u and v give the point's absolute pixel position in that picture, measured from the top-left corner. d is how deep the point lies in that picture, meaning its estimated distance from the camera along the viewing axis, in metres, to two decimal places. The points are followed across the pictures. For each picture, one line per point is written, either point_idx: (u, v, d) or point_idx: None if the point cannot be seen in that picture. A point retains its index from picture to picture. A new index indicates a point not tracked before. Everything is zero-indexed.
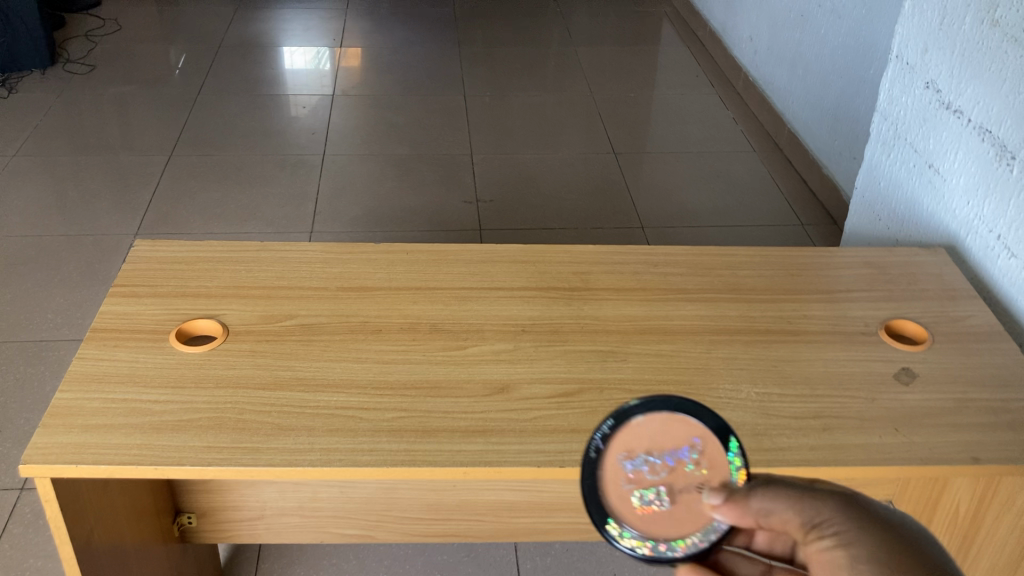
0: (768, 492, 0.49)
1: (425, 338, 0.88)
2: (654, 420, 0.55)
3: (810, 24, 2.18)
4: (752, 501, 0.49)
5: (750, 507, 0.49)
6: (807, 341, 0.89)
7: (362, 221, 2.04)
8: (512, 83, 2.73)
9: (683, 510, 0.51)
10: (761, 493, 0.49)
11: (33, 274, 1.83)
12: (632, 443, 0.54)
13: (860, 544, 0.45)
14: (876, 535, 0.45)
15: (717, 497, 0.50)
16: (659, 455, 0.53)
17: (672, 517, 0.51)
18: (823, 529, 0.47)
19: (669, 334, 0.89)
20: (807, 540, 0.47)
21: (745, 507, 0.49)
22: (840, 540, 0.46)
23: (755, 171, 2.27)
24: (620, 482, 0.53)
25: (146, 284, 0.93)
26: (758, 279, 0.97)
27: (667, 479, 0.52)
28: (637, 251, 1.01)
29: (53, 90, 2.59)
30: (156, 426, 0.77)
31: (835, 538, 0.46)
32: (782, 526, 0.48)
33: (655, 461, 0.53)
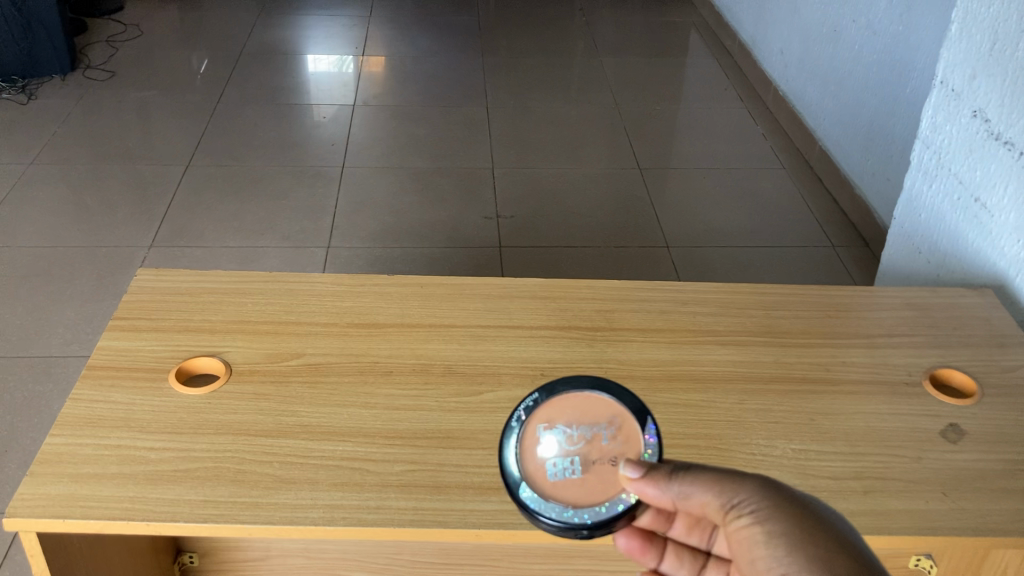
0: (689, 474, 0.54)
1: (438, 381, 0.83)
2: (575, 393, 0.64)
3: (844, 39, 2.12)
4: (674, 483, 0.54)
5: (672, 489, 0.54)
6: (847, 392, 0.83)
7: (380, 237, 1.99)
8: (536, 95, 2.68)
9: (594, 479, 0.58)
10: (681, 475, 0.54)
11: (43, 288, 1.80)
12: (552, 417, 0.62)
13: (774, 522, 0.53)
14: (786, 515, 0.53)
15: (636, 472, 0.55)
16: (577, 427, 0.61)
17: (585, 485, 0.58)
18: (740, 508, 0.53)
19: (698, 382, 0.84)
20: (725, 519, 0.54)
21: (667, 487, 0.54)
22: (756, 517, 0.53)
23: (784, 190, 2.21)
24: (540, 451, 0.61)
25: (147, 317, 0.88)
26: (794, 321, 0.92)
27: (583, 449, 0.60)
28: (665, 288, 0.96)
29: (73, 97, 2.56)
30: (150, 477, 0.72)
31: (753, 517, 0.53)
32: (702, 509, 0.54)
33: (573, 433, 0.61)
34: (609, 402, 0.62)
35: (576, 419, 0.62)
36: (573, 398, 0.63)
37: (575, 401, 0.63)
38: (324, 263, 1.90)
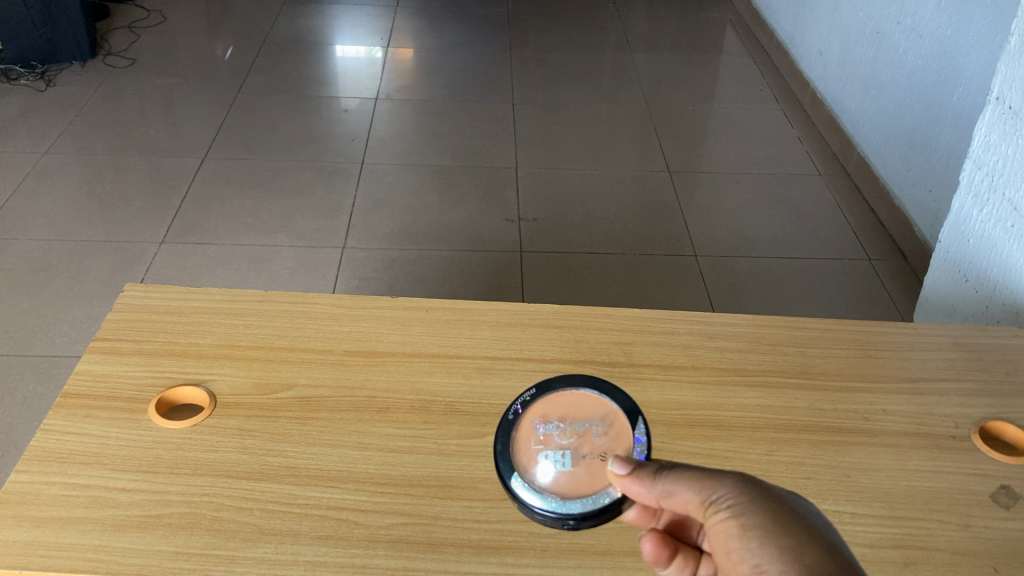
0: (673, 473, 0.55)
1: (437, 420, 0.76)
2: (569, 391, 0.70)
3: (887, 42, 2.02)
4: (657, 480, 0.56)
5: (655, 487, 0.56)
6: (887, 445, 0.76)
7: (398, 239, 1.93)
8: (565, 91, 2.60)
9: (583, 471, 0.64)
10: (666, 474, 0.56)
11: (51, 283, 1.76)
12: (546, 413, 0.69)
13: (750, 516, 0.52)
14: (763, 511, 0.52)
15: (624, 469, 0.57)
16: (569, 424, 0.68)
17: (574, 476, 0.64)
18: (719, 504, 0.53)
19: (723, 428, 0.76)
20: (705, 517, 0.53)
21: (651, 485, 0.56)
22: (734, 511, 0.52)
23: (819, 198, 2.12)
24: (536, 444, 0.67)
25: (130, 338, 0.82)
26: (830, 361, 0.84)
27: (573, 442, 0.66)
28: (689, 319, 0.88)
29: (92, 84, 2.52)
30: (118, 524, 0.66)
31: (730, 511, 0.52)
32: (685, 507, 0.55)
33: (565, 428, 0.67)
34: (602, 402, 0.69)
35: (568, 417, 0.68)
36: (566, 397, 0.70)
37: (567, 398, 0.70)
38: (339, 264, 1.84)
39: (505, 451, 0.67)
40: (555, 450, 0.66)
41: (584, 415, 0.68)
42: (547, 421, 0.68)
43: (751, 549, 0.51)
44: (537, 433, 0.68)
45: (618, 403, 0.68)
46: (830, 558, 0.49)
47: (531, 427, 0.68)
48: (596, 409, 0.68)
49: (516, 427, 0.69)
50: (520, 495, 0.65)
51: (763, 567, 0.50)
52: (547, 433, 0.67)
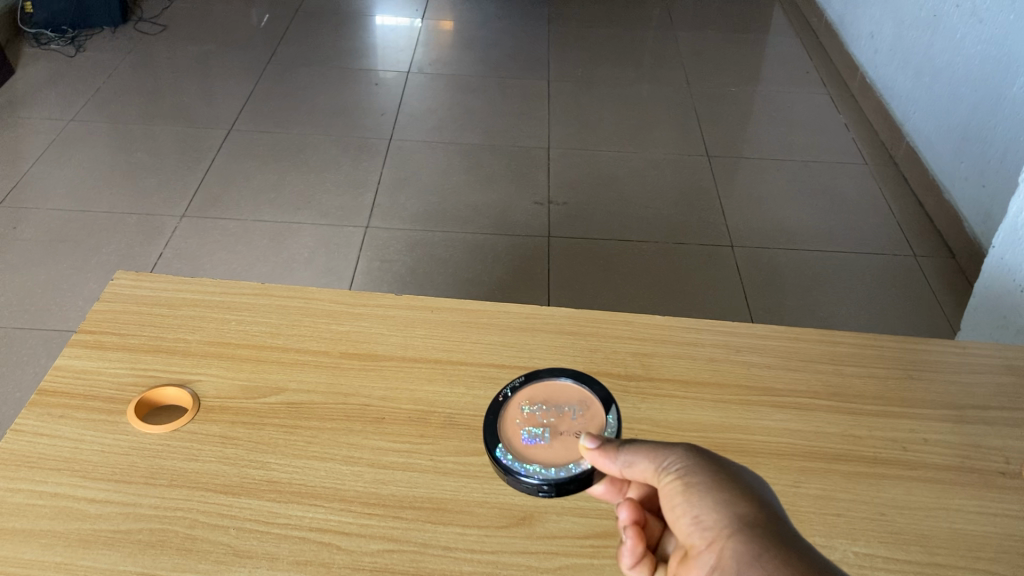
0: (632, 444, 0.57)
1: (435, 434, 0.70)
2: (556, 379, 0.69)
3: (944, 25, 1.91)
4: (618, 451, 0.57)
5: (618, 457, 0.57)
6: (928, 480, 0.69)
7: (423, 219, 1.87)
8: (603, 69, 2.52)
9: (560, 446, 0.63)
10: (627, 446, 0.57)
11: (69, 255, 1.73)
12: (532, 396, 0.68)
13: (696, 475, 0.53)
14: (709, 471, 0.53)
15: (592, 441, 0.58)
16: (551, 406, 0.67)
17: (551, 449, 0.63)
18: (668, 468, 0.54)
19: (746, 453, 0.70)
20: (657, 481, 0.55)
21: (615, 457, 0.57)
22: (682, 472, 0.54)
23: (865, 189, 2.03)
24: (518, 421, 0.66)
25: (116, 332, 0.78)
26: (868, 383, 0.77)
27: (552, 421, 0.65)
28: (715, 328, 0.82)
29: (122, 51, 2.48)
30: (83, 539, 0.61)
31: (680, 473, 0.54)
32: (641, 475, 0.56)
33: (548, 409, 0.66)
34: (583, 390, 0.68)
35: (550, 401, 0.67)
36: (552, 384, 0.69)
37: (552, 386, 0.69)
38: (361, 244, 1.79)
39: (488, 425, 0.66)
40: (535, 426, 0.65)
41: (566, 401, 0.67)
42: (531, 402, 0.67)
43: (692, 503, 0.52)
44: (520, 412, 0.67)
45: (595, 392, 0.67)
46: (765, 511, 0.51)
47: (516, 408, 0.67)
48: (578, 396, 0.68)
49: (503, 406, 0.68)
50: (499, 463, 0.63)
51: (702, 519, 0.51)
52: (529, 412, 0.66)
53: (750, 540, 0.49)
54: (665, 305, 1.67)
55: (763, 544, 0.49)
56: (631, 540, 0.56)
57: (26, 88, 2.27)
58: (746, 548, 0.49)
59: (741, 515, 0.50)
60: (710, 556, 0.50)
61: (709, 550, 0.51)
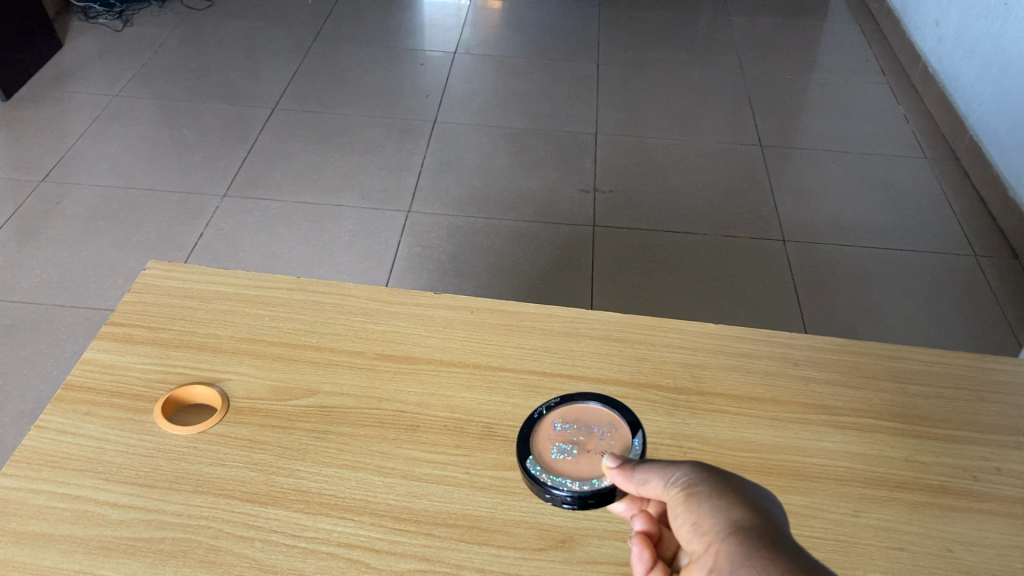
0: (648, 462, 0.54)
1: (472, 446, 0.67)
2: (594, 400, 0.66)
3: (1016, 14, 1.82)
4: (633, 469, 0.54)
5: (632, 476, 0.54)
6: (998, 514, 0.64)
7: (465, 205, 1.83)
8: (654, 53, 2.45)
9: (586, 463, 0.60)
10: (642, 464, 0.54)
11: (110, 232, 1.72)
12: (566, 414, 0.65)
13: (700, 484, 0.50)
14: (714, 480, 0.50)
15: (614, 461, 0.56)
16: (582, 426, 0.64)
17: (578, 464, 0.60)
18: (675, 480, 0.51)
19: (801, 478, 0.65)
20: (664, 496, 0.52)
21: (630, 475, 0.54)
22: (686, 483, 0.50)
23: (924, 184, 1.95)
24: (548, 435, 0.64)
25: (146, 325, 0.75)
26: (935, 404, 0.72)
27: (580, 439, 0.62)
28: (770, 340, 0.77)
29: (169, 26, 2.47)
30: (103, 546, 0.59)
31: (683, 483, 0.50)
32: (652, 493, 0.53)
33: (579, 428, 0.64)
34: (614, 413, 0.65)
35: (582, 420, 0.65)
36: (590, 405, 0.66)
37: (590, 407, 0.66)
38: (402, 229, 1.76)
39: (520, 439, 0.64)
40: (566, 442, 0.63)
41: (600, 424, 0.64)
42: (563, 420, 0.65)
43: (692, 510, 0.49)
44: (552, 428, 0.64)
45: (627, 413, 0.64)
46: (768, 519, 0.47)
47: (549, 425, 0.65)
48: (612, 419, 0.64)
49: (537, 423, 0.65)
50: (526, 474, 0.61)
51: (700, 525, 0.48)
52: (561, 429, 0.64)
53: (745, 544, 0.45)
54: (712, 300, 1.62)
55: (758, 547, 0.45)
56: (638, 546, 0.52)
57: (73, 61, 2.27)
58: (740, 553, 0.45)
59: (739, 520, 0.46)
60: (707, 561, 0.46)
61: (706, 555, 0.47)
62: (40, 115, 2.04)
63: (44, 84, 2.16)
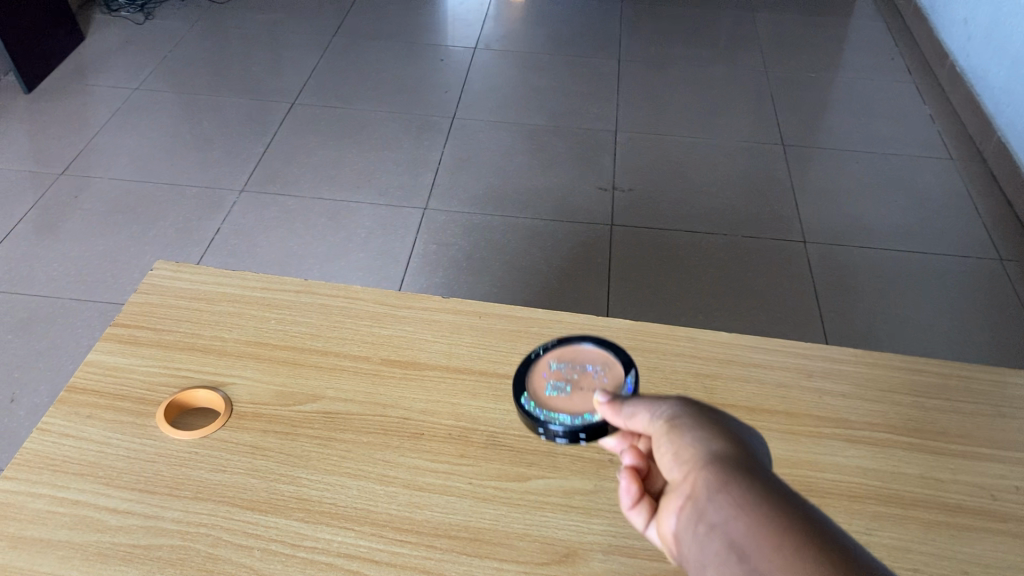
0: (639, 397, 0.53)
1: (476, 455, 0.66)
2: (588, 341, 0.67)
3: None
4: (624, 405, 0.53)
5: (622, 411, 0.53)
6: (1017, 535, 0.62)
7: (482, 202, 1.82)
8: (676, 49, 2.43)
9: (579, 399, 0.61)
10: (634, 400, 0.53)
11: (128, 227, 1.72)
12: (562, 354, 0.66)
13: (686, 418, 0.49)
14: (701, 415, 0.49)
15: (604, 396, 0.55)
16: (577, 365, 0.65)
17: (572, 400, 0.61)
18: (661, 414, 0.50)
19: (813, 493, 0.64)
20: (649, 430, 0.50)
21: (620, 412, 0.53)
22: (672, 416, 0.49)
23: (949, 186, 1.91)
24: (544, 374, 0.64)
25: (150, 327, 0.75)
26: (952, 419, 0.70)
27: (575, 377, 0.63)
28: (784, 350, 0.76)
29: (190, 19, 2.47)
30: (100, 553, 0.58)
31: (670, 416, 0.49)
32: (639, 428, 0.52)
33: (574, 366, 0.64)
34: (609, 354, 0.66)
35: (577, 359, 0.65)
36: (586, 346, 0.67)
37: (586, 348, 0.67)
38: (418, 226, 1.75)
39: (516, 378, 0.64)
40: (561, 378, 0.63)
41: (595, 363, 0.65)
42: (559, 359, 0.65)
43: (673, 440, 0.47)
44: (548, 367, 0.65)
45: (621, 355, 0.65)
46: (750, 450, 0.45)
47: (545, 365, 0.65)
48: (608, 359, 0.65)
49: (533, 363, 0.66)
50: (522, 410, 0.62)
51: (679, 453, 0.46)
52: (557, 368, 0.65)
53: (723, 468, 0.44)
54: (731, 303, 1.59)
55: (736, 472, 0.43)
56: (624, 479, 0.50)
57: (94, 54, 2.27)
58: (716, 477, 0.43)
59: (717, 447, 0.45)
60: (683, 487, 0.45)
61: (681, 480, 0.45)
62: (61, 108, 2.05)
63: (65, 76, 2.16)
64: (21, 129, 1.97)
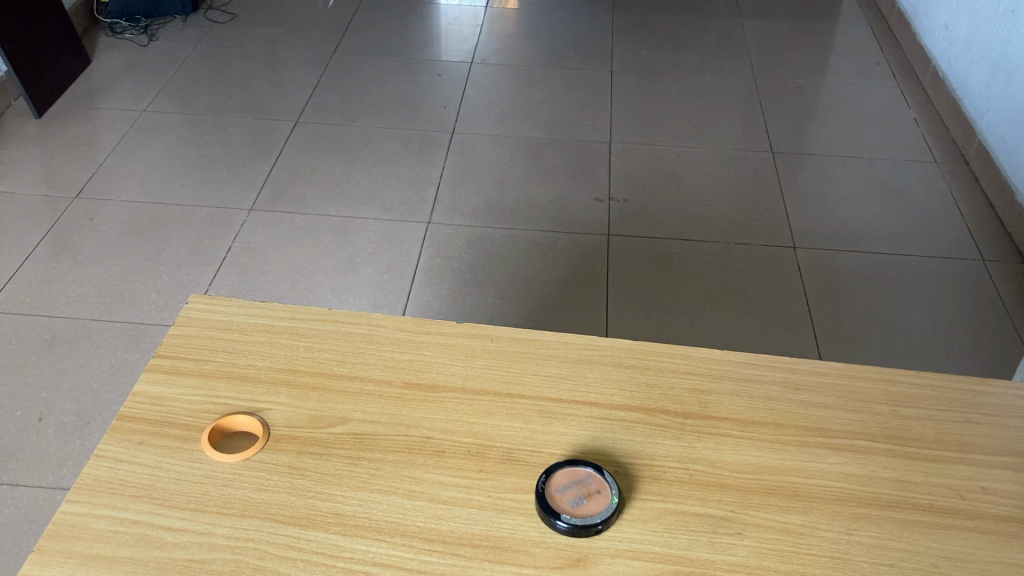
0: None
1: (493, 469, 0.72)
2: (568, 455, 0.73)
3: None
4: None
5: None
6: (984, 531, 0.69)
7: (483, 215, 1.89)
8: (667, 59, 2.49)
9: (593, 504, 0.68)
10: None
11: (142, 247, 1.78)
12: (561, 472, 0.71)
13: None
14: None
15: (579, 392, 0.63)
16: (575, 480, 0.70)
17: (591, 506, 0.68)
18: None
19: (799, 497, 0.71)
20: None
21: None
22: None
23: (932, 188, 1.99)
24: (556, 492, 0.69)
25: (190, 357, 0.81)
26: (925, 426, 0.77)
27: (583, 493, 0.69)
28: (771, 365, 0.83)
29: (193, 41, 2.53)
30: (161, 567, 0.64)
31: None
32: None
33: (574, 484, 0.70)
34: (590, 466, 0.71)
35: (573, 476, 0.71)
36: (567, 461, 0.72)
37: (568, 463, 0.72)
38: (423, 240, 1.81)
39: (537, 495, 0.69)
40: (573, 493, 0.69)
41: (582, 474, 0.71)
42: (559, 478, 0.70)
43: None
44: (555, 485, 0.70)
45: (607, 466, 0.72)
46: None
47: (552, 483, 0.70)
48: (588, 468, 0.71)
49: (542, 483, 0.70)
50: (557, 521, 0.67)
51: None
52: (561, 487, 0.70)
53: None
54: (726, 308, 1.66)
55: None
56: None
57: (101, 78, 2.33)
58: None
59: None
60: None
61: None
62: (71, 131, 2.11)
63: (74, 101, 2.22)
64: (34, 153, 2.03)
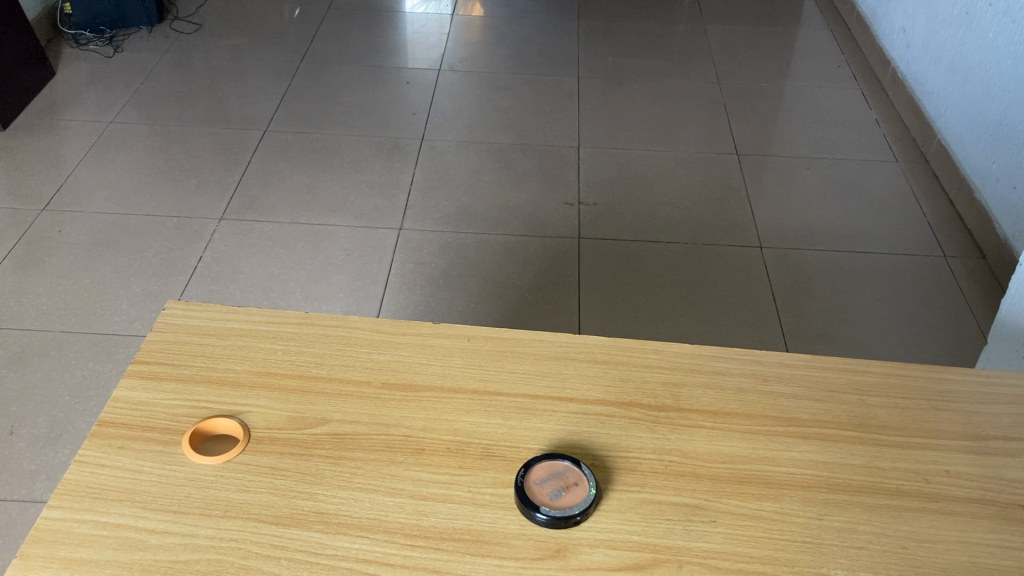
0: None
1: (473, 465, 0.74)
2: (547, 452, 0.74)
3: (978, 23, 1.91)
4: None
5: None
6: (949, 512, 0.71)
7: (455, 221, 1.90)
8: (632, 64, 2.53)
9: (571, 496, 0.70)
10: None
11: (112, 259, 1.77)
12: (540, 467, 0.72)
13: None
14: None
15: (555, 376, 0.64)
16: (553, 475, 0.72)
17: (570, 498, 0.70)
18: None
19: (772, 485, 0.73)
20: None
21: None
22: None
23: (894, 187, 2.03)
24: (537, 486, 0.71)
25: (168, 363, 0.82)
26: (891, 414, 0.80)
27: (561, 486, 0.71)
28: (741, 359, 0.85)
29: (159, 51, 2.52)
30: (145, 569, 0.65)
31: None
32: None
33: (552, 479, 0.71)
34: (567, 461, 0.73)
35: (551, 471, 0.72)
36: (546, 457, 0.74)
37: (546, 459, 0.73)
38: (394, 247, 1.82)
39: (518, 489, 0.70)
40: (552, 486, 0.70)
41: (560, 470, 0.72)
42: (539, 472, 0.72)
43: None
44: (535, 480, 0.71)
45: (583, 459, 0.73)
46: None
47: (532, 478, 0.71)
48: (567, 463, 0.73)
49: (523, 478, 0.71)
50: (537, 514, 0.68)
51: None
52: (540, 481, 0.71)
53: None
54: (695, 307, 1.68)
55: None
56: None
57: (67, 90, 2.32)
58: None
59: None
60: None
61: None
62: (37, 144, 2.09)
63: (39, 113, 2.21)
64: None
